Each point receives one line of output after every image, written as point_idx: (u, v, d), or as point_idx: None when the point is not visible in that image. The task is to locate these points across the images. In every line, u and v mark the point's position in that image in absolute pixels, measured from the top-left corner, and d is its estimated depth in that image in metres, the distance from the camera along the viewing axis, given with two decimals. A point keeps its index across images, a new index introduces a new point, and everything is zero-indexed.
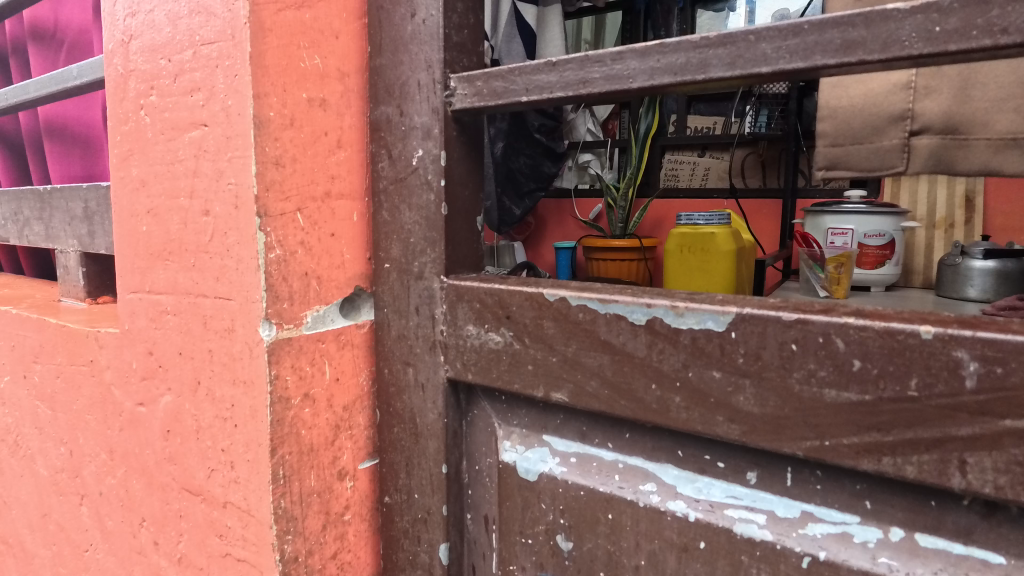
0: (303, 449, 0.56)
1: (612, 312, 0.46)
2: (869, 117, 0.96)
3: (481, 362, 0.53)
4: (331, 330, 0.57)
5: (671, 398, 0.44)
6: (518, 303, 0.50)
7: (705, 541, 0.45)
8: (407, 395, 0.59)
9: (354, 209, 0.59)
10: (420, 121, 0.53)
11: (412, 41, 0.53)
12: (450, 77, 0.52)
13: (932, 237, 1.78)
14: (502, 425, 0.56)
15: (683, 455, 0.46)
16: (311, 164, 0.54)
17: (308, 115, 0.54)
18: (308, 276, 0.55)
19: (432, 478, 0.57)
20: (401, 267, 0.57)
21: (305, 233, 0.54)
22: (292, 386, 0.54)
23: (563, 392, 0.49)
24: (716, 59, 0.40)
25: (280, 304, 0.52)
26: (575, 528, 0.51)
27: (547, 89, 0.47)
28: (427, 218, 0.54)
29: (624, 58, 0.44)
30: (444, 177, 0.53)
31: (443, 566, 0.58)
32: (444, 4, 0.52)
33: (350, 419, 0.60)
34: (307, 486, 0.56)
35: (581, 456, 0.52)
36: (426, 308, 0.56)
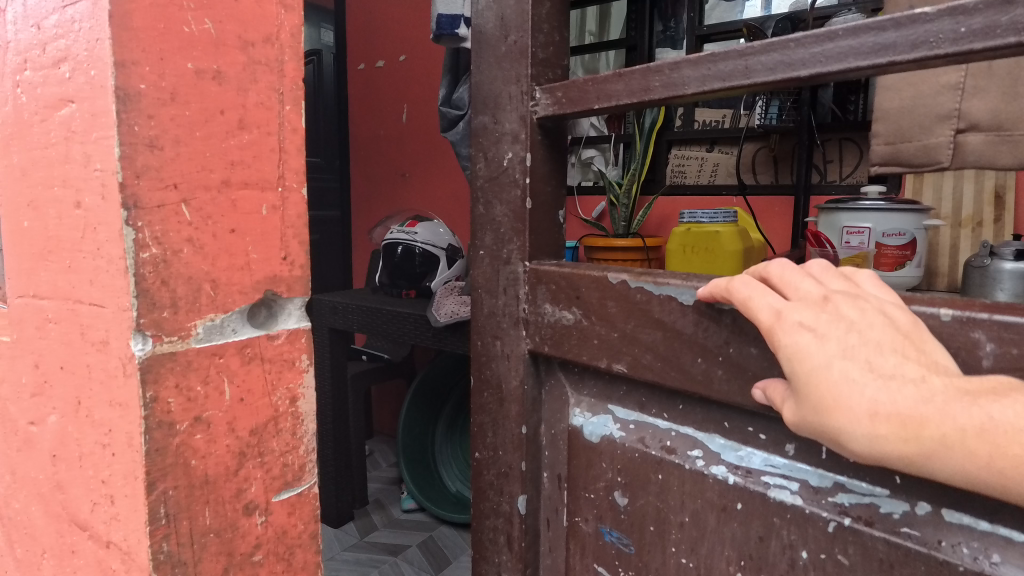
0: (195, 482, 0.48)
1: (666, 293, 0.50)
2: (917, 116, 0.85)
3: (554, 335, 0.60)
4: (232, 341, 0.49)
5: (714, 371, 0.48)
6: (587, 285, 0.56)
7: (742, 503, 0.49)
8: (495, 364, 0.65)
9: (264, 201, 0.50)
10: (510, 128, 0.61)
11: (506, 57, 0.60)
12: (535, 89, 0.59)
13: (956, 237, 1.52)
14: (574, 393, 0.62)
15: (729, 426, 0.50)
16: (202, 148, 0.46)
17: (196, 89, 0.45)
18: (199, 280, 0.47)
19: (514, 437, 0.64)
20: (493, 255, 0.65)
21: (194, 229, 0.46)
22: (177, 410, 0.46)
23: (622, 363, 0.54)
24: (760, 64, 0.44)
25: (159, 313, 0.44)
26: (629, 486, 0.57)
27: (613, 97, 0.53)
28: (513, 212, 0.62)
29: (680, 67, 0.49)
30: (528, 175, 0.60)
31: (522, 515, 0.65)
32: (531, 26, 0.59)
33: (260, 445, 0.52)
34: (202, 525, 0.48)
35: (639, 424, 0.56)
36: (512, 288, 0.63)
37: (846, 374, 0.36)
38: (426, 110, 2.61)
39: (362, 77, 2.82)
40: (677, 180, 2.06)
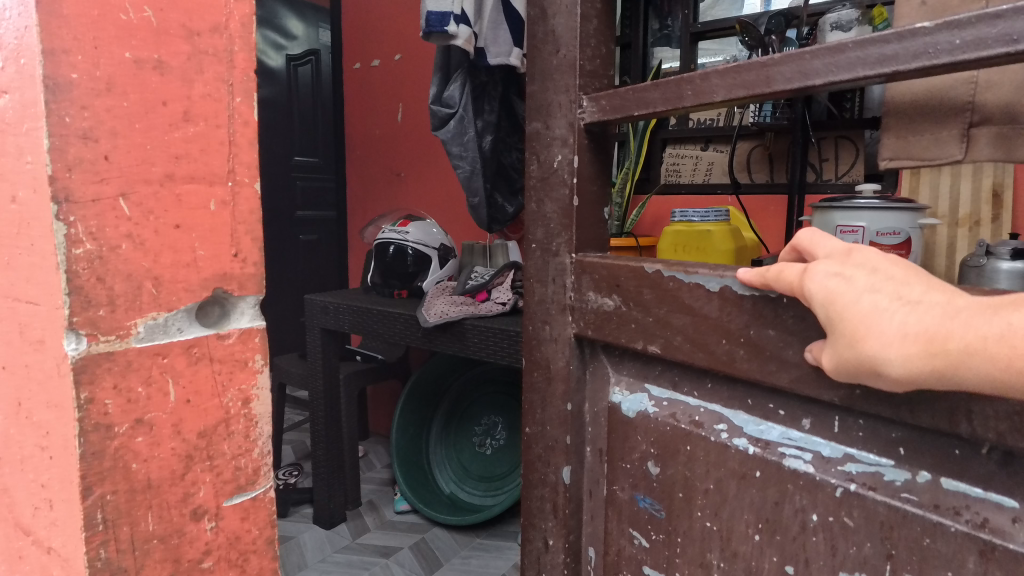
0: (136, 486, 0.46)
1: (697, 281, 0.49)
2: (926, 111, 0.72)
3: (596, 321, 0.57)
4: (177, 341, 0.47)
5: (736, 351, 0.47)
6: (627, 274, 0.54)
7: (761, 471, 0.48)
8: (544, 348, 0.62)
9: (212, 196, 0.49)
10: (559, 132, 0.58)
11: (557, 71, 0.58)
12: (584, 97, 0.56)
13: (953, 238, 1.44)
14: (614, 373, 0.60)
15: (752, 403, 0.49)
16: (141, 141, 0.44)
17: (135, 79, 0.44)
18: (139, 278, 0.45)
19: (558, 414, 0.62)
20: (543, 247, 0.62)
21: (133, 225, 0.44)
22: (115, 411, 0.45)
23: (656, 346, 0.52)
24: (782, 75, 0.43)
25: (93, 311, 0.43)
26: (662, 455, 0.55)
27: (650, 105, 0.51)
28: (562, 210, 0.59)
29: (708, 77, 0.47)
30: (575, 176, 0.57)
31: (566, 485, 0.62)
32: (580, 37, 0.56)
33: (209, 448, 0.50)
34: (144, 531, 0.47)
35: (672, 401, 0.54)
36: (559, 279, 0.60)
37: (875, 305, 0.37)
38: (420, 109, 2.59)
39: (358, 76, 2.81)
40: (672, 179, 2.02)
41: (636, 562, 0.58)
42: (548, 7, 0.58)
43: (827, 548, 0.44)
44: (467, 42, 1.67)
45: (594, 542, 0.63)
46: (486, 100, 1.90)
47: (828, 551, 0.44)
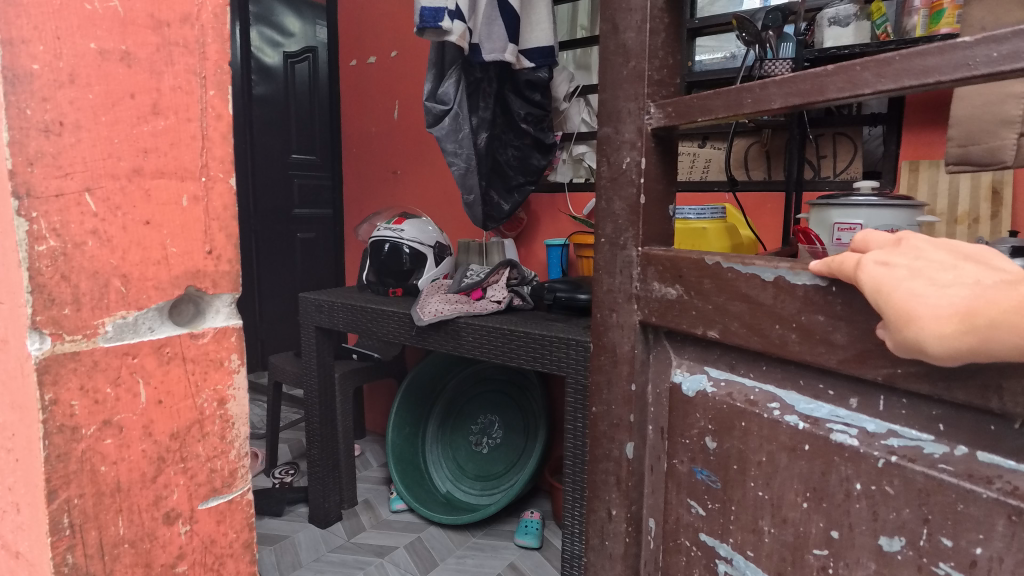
0: (104, 489, 0.45)
1: (753, 271, 0.47)
2: (983, 121, 1.04)
3: (657, 307, 0.56)
4: (147, 341, 0.47)
5: (787, 334, 0.45)
6: (689, 265, 0.53)
7: (810, 444, 0.45)
8: (609, 333, 0.61)
9: (184, 192, 0.48)
10: (628, 136, 0.57)
11: (626, 81, 0.57)
12: (649, 103, 0.55)
13: (950, 234, 1.40)
14: (675, 355, 0.58)
15: (803, 384, 0.47)
16: (108, 135, 0.43)
17: (99, 70, 0.43)
18: (105, 276, 0.44)
19: (624, 393, 0.60)
20: (611, 242, 0.61)
21: (99, 221, 0.43)
22: (81, 413, 0.44)
23: (715, 331, 0.51)
24: (832, 85, 0.42)
25: (57, 310, 0.42)
26: (719, 430, 0.52)
27: (712, 113, 0.50)
28: (631, 206, 0.58)
29: (766, 87, 0.46)
30: (642, 176, 0.57)
31: (629, 460, 0.61)
32: (648, 49, 0.55)
33: (181, 450, 0.49)
34: (113, 535, 0.46)
35: (728, 381, 0.52)
36: (624, 271, 0.59)
37: (910, 288, 0.36)
38: (416, 106, 2.57)
39: (354, 73, 2.79)
40: None
41: (693, 530, 0.56)
42: (620, 22, 0.57)
43: (869, 514, 0.42)
44: (461, 37, 1.65)
45: (654, 513, 0.60)
46: (481, 97, 1.88)
47: (868, 517, 0.42)
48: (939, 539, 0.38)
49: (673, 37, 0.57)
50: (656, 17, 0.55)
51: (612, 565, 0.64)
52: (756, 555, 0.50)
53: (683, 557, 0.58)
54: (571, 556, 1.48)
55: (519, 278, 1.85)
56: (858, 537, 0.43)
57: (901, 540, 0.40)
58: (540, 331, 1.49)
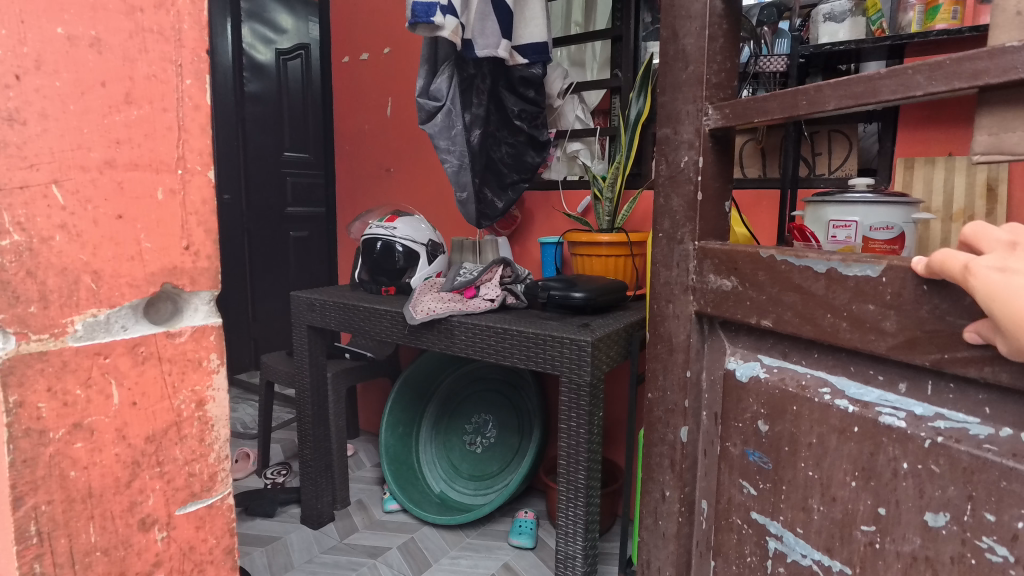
0: (73, 496, 0.43)
1: (805, 263, 0.51)
2: None
3: (715, 299, 0.60)
4: (120, 340, 0.45)
5: (839, 323, 0.49)
6: (744, 258, 0.57)
7: (859, 425, 0.49)
8: (666, 323, 0.66)
9: (159, 184, 0.46)
10: (687, 137, 0.62)
11: (686, 84, 0.61)
12: (709, 105, 0.60)
13: (946, 233, 1.37)
14: (730, 344, 0.61)
15: (854, 370, 0.50)
16: (77, 124, 0.42)
17: (68, 55, 0.41)
18: (74, 272, 0.42)
19: (681, 380, 0.65)
20: (668, 236, 0.66)
21: (66, 214, 0.41)
22: (48, 416, 0.42)
23: (767, 320, 0.55)
24: (885, 87, 0.45)
25: (22, 308, 0.40)
26: (771, 414, 0.56)
27: (768, 114, 0.54)
28: (688, 202, 0.63)
29: (823, 91, 0.50)
30: (700, 174, 0.61)
31: (684, 444, 0.65)
32: (706, 54, 0.60)
33: (157, 454, 0.48)
34: (85, 543, 0.44)
35: (781, 368, 0.56)
36: (681, 264, 0.64)
37: None
38: (409, 104, 2.55)
39: (346, 71, 2.76)
40: None
41: (744, 509, 0.60)
42: (680, 28, 0.62)
43: (915, 492, 0.46)
44: (453, 33, 1.63)
45: (707, 494, 0.65)
46: (474, 93, 1.85)
47: (914, 494, 0.46)
48: (982, 514, 0.42)
49: (731, 41, 0.61)
50: (714, 24, 0.59)
51: (664, 543, 0.69)
52: (806, 531, 0.54)
53: (736, 535, 0.61)
54: (566, 557, 1.47)
55: (513, 277, 1.84)
56: (904, 514, 0.47)
57: (946, 516, 0.44)
58: (534, 330, 1.47)
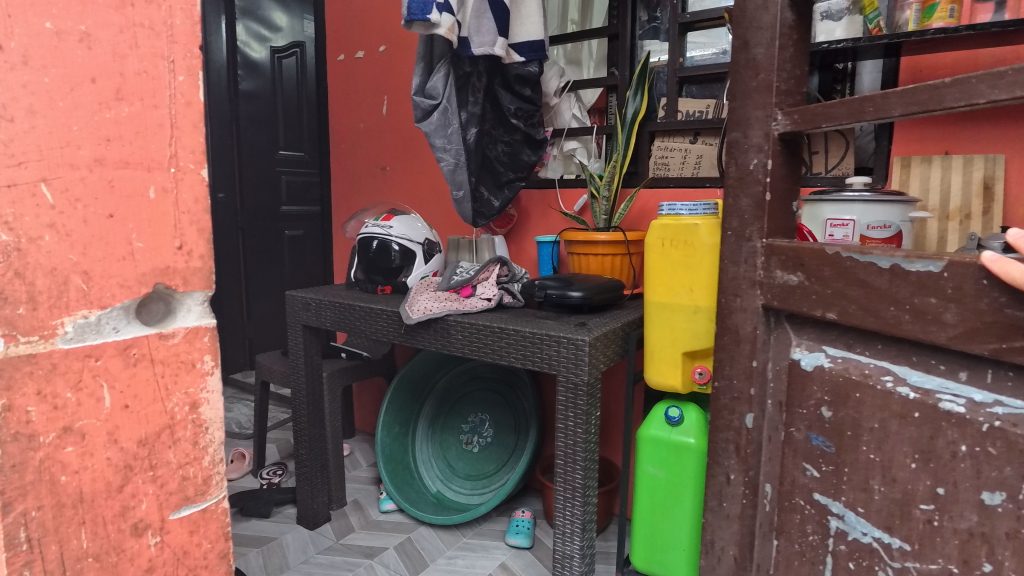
0: (64, 501, 0.43)
1: (869, 259, 0.60)
2: None
3: (782, 293, 0.71)
4: (111, 341, 0.45)
5: (901, 315, 0.58)
6: (810, 255, 0.67)
7: (920, 411, 0.58)
8: (732, 316, 0.79)
9: (151, 183, 0.46)
10: (755, 140, 0.73)
11: (757, 91, 0.73)
12: (778, 112, 0.71)
13: (942, 232, 1.36)
14: (796, 337, 0.72)
15: (916, 359, 0.59)
16: (66, 122, 0.42)
17: (56, 50, 0.41)
18: (65, 274, 0.42)
19: (748, 369, 0.77)
20: (738, 234, 0.77)
21: (56, 215, 0.42)
22: (37, 420, 0.42)
23: (834, 311, 0.65)
24: (949, 96, 0.54)
25: (10, 309, 0.40)
26: (834, 400, 0.66)
27: (835, 119, 0.64)
28: (756, 202, 0.74)
29: (888, 99, 0.59)
30: (768, 175, 0.72)
31: (750, 428, 0.77)
32: (778, 65, 0.71)
33: (149, 458, 0.48)
34: (76, 548, 0.44)
35: (845, 359, 0.66)
36: (750, 259, 0.75)
37: None
38: (405, 102, 2.54)
39: (342, 69, 2.75)
40: (660, 173, 1.88)
41: (807, 490, 0.70)
42: (751, 39, 0.73)
43: (973, 472, 0.54)
44: (449, 30, 1.61)
45: (770, 479, 0.75)
46: (470, 91, 1.84)
47: (972, 474, 0.54)
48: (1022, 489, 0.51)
49: (799, 50, 0.72)
50: (784, 34, 0.71)
51: (728, 523, 0.82)
52: (865, 510, 0.63)
53: (798, 515, 0.71)
54: (563, 557, 1.46)
55: (509, 276, 1.84)
56: (962, 493, 0.55)
57: (1001, 494, 0.53)
58: (530, 329, 1.47)
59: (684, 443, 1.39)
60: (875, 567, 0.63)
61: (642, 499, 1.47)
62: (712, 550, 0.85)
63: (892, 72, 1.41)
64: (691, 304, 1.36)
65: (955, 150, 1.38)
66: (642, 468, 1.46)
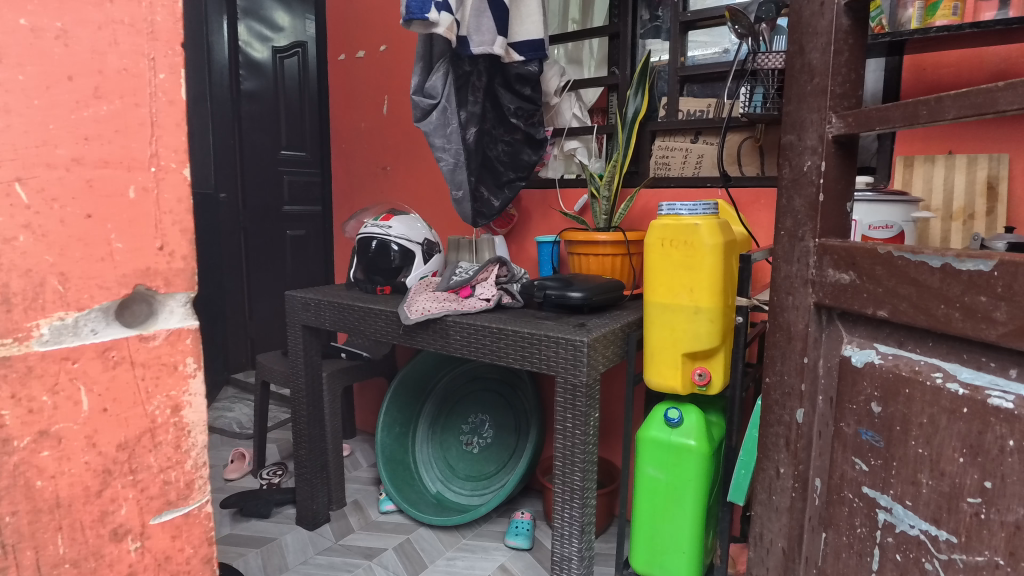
0: (41, 506, 0.44)
1: (921, 258, 0.59)
2: None
3: (833, 292, 0.70)
4: (90, 344, 0.45)
5: (952, 313, 0.57)
6: (861, 255, 0.66)
7: (969, 407, 0.57)
8: (785, 314, 0.77)
9: (131, 182, 0.46)
10: (810, 143, 0.72)
11: (813, 95, 0.71)
12: (831, 114, 0.70)
13: (945, 232, 1.36)
14: (846, 335, 0.71)
15: (967, 356, 0.58)
16: (42, 120, 0.41)
17: (32, 48, 0.40)
18: (42, 276, 0.42)
19: (798, 366, 0.76)
20: (791, 234, 0.76)
21: (33, 216, 0.41)
22: (13, 424, 0.42)
23: (884, 310, 0.64)
24: (1003, 99, 0.53)
25: None
26: (884, 396, 0.65)
27: (889, 122, 0.63)
28: (811, 204, 0.73)
29: (943, 102, 0.58)
30: (823, 176, 0.71)
31: (801, 423, 0.76)
32: (831, 69, 0.69)
33: (130, 462, 0.48)
34: (53, 554, 0.45)
35: (896, 356, 0.64)
36: (801, 258, 0.74)
37: None
38: (404, 102, 2.53)
39: (343, 68, 2.74)
40: (661, 173, 1.87)
41: (856, 484, 0.69)
42: (807, 44, 0.71)
43: (1020, 466, 0.53)
44: (449, 29, 1.60)
45: (820, 472, 0.74)
46: (470, 91, 1.83)
47: (1019, 468, 0.53)
48: None
49: (857, 54, 0.70)
50: (840, 39, 0.69)
51: (777, 516, 0.80)
52: (914, 504, 0.62)
53: (847, 508, 0.70)
54: (563, 558, 1.45)
55: (508, 276, 1.82)
56: (1010, 486, 0.54)
57: None
58: (529, 329, 1.46)
59: (685, 446, 1.38)
60: (922, 559, 0.62)
61: (642, 501, 1.45)
62: (762, 542, 0.83)
63: (896, 71, 1.40)
64: (691, 305, 1.35)
65: (959, 149, 1.36)
66: (643, 469, 1.44)
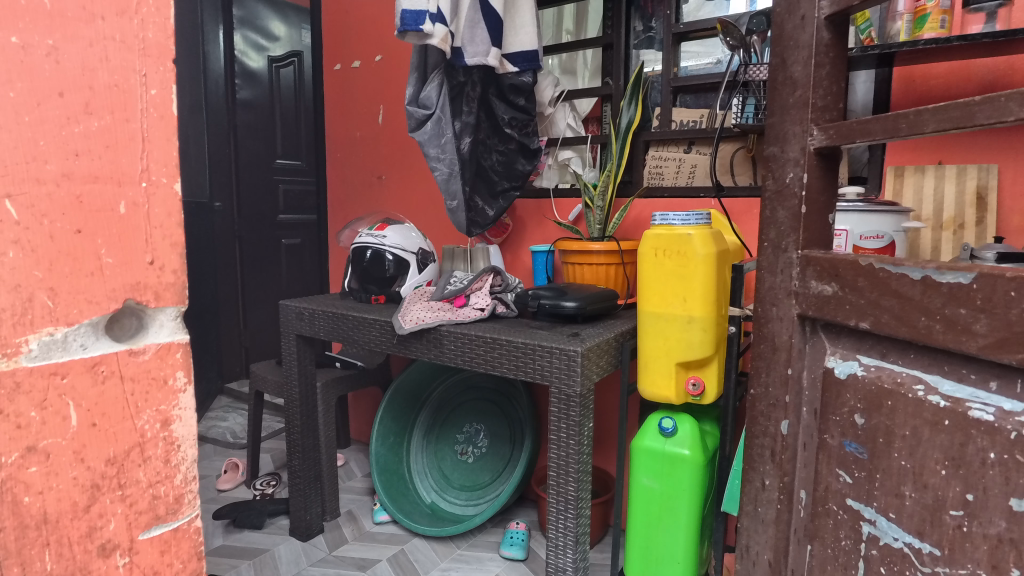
0: (28, 522, 0.43)
1: (903, 271, 0.60)
2: None
3: (816, 303, 0.71)
4: (78, 359, 0.45)
5: (932, 325, 0.57)
6: (844, 266, 0.67)
7: (950, 419, 0.57)
8: (770, 324, 0.77)
9: (120, 197, 0.46)
10: (793, 155, 0.73)
11: (795, 108, 0.72)
12: (812, 127, 0.70)
13: (936, 241, 1.38)
14: (831, 346, 0.71)
15: (948, 368, 0.58)
16: (32, 136, 0.42)
17: (22, 67, 0.41)
18: (27, 293, 0.42)
19: (783, 377, 0.76)
20: (774, 245, 0.76)
21: (20, 231, 0.42)
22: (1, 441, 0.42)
23: (867, 322, 0.64)
24: (981, 113, 0.53)
25: None
26: (867, 408, 0.65)
27: (870, 135, 0.64)
28: (794, 216, 0.73)
29: (922, 115, 0.59)
30: (805, 188, 0.72)
31: (786, 436, 0.76)
32: (812, 82, 0.70)
33: (119, 477, 0.48)
34: (40, 570, 0.45)
35: (878, 368, 0.65)
36: (785, 270, 0.75)
37: None
38: (399, 112, 2.54)
39: (338, 78, 2.75)
40: (655, 182, 1.89)
41: (841, 496, 0.69)
42: (789, 57, 0.72)
43: (1002, 479, 0.53)
44: (443, 40, 1.61)
45: (806, 484, 0.74)
46: (464, 101, 1.85)
47: (1001, 481, 0.53)
48: None
49: (838, 67, 0.70)
50: (821, 52, 0.69)
51: (764, 528, 0.80)
52: (898, 516, 0.63)
53: (832, 520, 0.70)
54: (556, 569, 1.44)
55: (502, 286, 1.83)
56: (992, 499, 0.54)
57: None
58: (522, 339, 1.46)
59: (678, 455, 1.38)
60: (906, 572, 0.62)
61: (636, 511, 1.45)
62: (749, 554, 0.83)
63: (884, 83, 1.41)
64: (684, 314, 1.35)
65: (948, 159, 1.37)
66: (636, 479, 1.44)
